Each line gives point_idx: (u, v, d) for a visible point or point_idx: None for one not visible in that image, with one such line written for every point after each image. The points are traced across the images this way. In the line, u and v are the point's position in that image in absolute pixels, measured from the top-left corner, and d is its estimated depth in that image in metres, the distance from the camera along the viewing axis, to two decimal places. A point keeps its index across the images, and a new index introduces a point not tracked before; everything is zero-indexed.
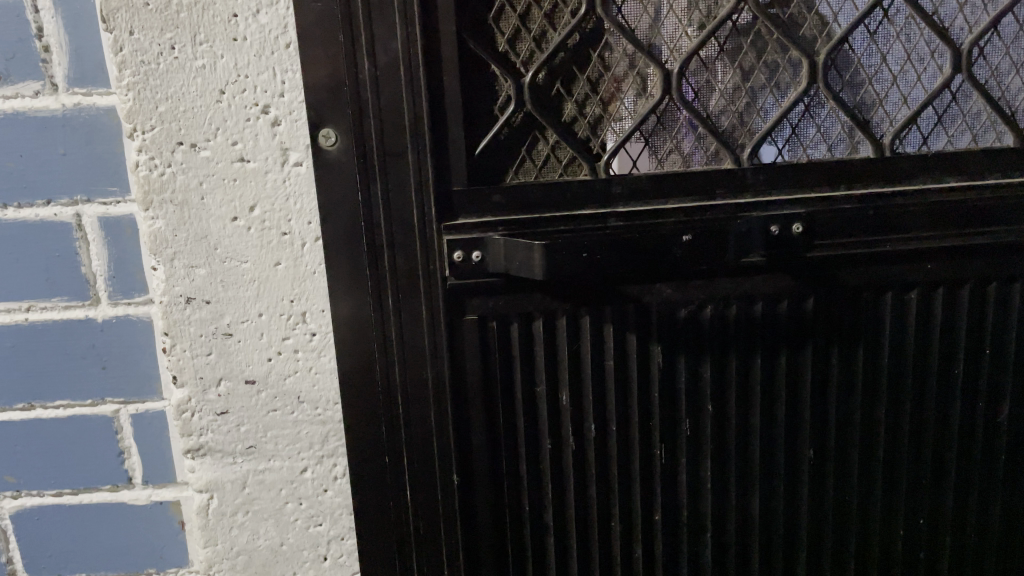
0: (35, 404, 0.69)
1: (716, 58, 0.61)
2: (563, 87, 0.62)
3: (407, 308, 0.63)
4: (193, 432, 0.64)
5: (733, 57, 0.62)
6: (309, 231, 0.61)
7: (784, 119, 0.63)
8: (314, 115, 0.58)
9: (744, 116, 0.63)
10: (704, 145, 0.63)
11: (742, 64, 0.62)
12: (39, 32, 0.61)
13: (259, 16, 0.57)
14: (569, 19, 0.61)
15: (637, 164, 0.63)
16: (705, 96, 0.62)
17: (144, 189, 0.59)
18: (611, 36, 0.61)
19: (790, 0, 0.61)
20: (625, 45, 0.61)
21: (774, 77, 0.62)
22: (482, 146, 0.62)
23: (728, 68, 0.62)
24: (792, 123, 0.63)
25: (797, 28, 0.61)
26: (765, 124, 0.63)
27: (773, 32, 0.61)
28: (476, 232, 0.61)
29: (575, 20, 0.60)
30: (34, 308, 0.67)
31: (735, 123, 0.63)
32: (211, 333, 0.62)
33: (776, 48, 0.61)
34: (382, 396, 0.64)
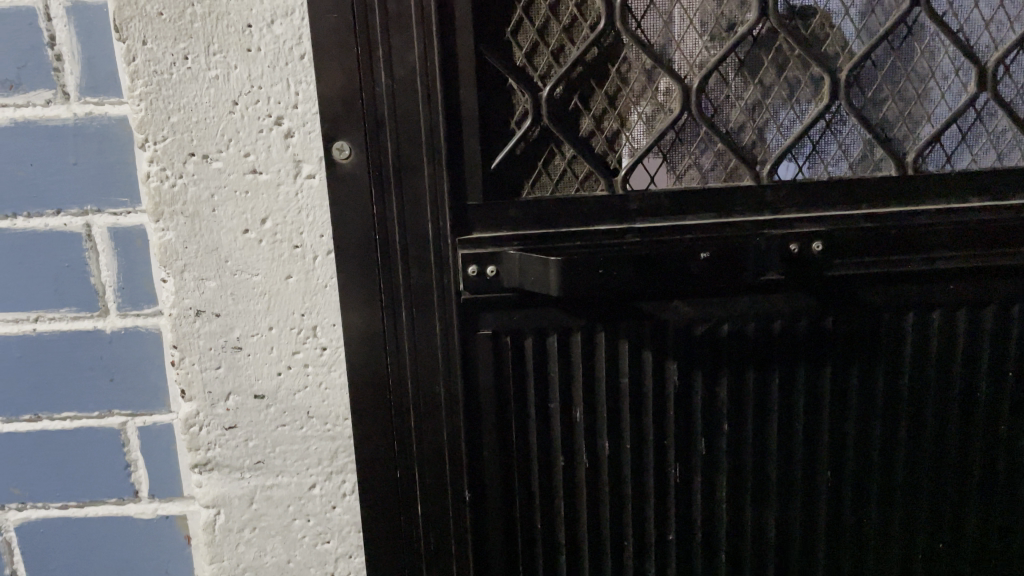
0: (41, 415, 0.68)
1: (736, 74, 0.61)
2: (581, 101, 0.61)
3: (420, 323, 0.62)
4: (200, 446, 0.63)
5: (753, 73, 0.61)
6: (320, 245, 0.60)
7: (805, 135, 0.62)
8: (328, 128, 0.58)
9: (764, 132, 0.62)
10: (723, 161, 0.62)
11: (762, 80, 0.61)
12: (51, 41, 0.61)
13: (273, 27, 0.56)
14: (588, 33, 0.60)
15: (654, 179, 0.62)
16: (724, 112, 0.61)
17: (155, 200, 0.59)
18: (630, 50, 0.60)
19: (813, 16, 0.60)
20: (644, 60, 0.60)
21: (794, 93, 0.61)
22: (497, 161, 0.61)
23: (748, 85, 0.61)
24: (813, 140, 0.62)
25: (819, 44, 0.60)
26: (785, 141, 0.62)
27: (794, 49, 0.60)
28: (491, 247, 0.60)
29: (593, 34, 0.60)
30: (42, 318, 0.66)
31: (756, 140, 0.62)
32: (220, 347, 0.62)
33: (797, 64, 0.61)
34: (393, 411, 0.63)
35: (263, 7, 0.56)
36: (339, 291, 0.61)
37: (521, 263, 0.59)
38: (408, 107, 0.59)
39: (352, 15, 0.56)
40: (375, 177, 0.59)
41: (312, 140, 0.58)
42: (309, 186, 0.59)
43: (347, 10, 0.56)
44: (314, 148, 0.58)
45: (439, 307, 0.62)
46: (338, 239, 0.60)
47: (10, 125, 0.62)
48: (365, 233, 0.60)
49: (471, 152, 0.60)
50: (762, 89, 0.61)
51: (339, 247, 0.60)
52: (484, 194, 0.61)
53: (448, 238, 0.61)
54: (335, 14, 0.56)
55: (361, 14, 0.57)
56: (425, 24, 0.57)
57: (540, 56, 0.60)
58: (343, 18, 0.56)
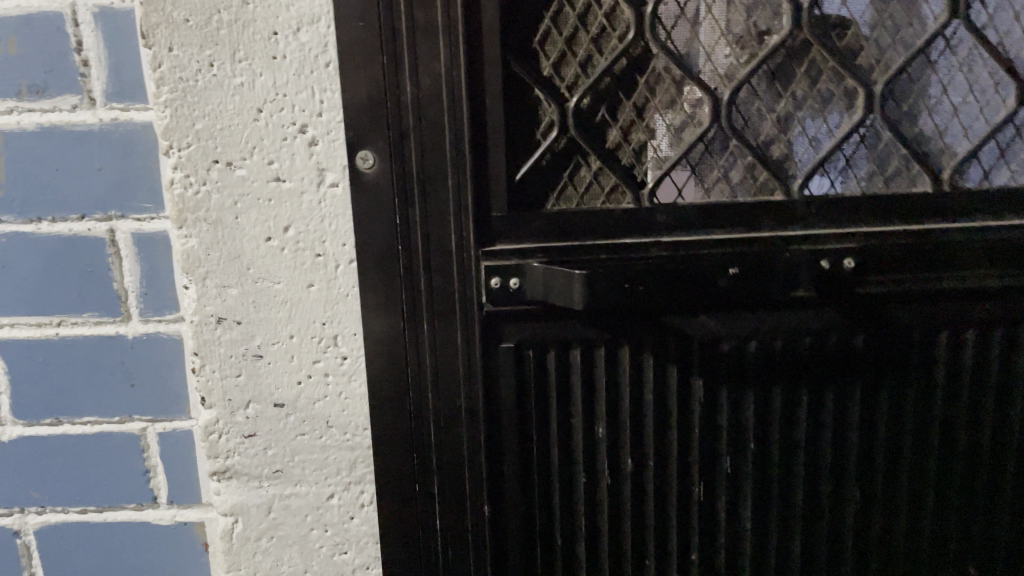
0: (62, 420, 0.68)
1: (768, 86, 0.60)
2: (608, 113, 0.60)
3: (441, 335, 0.61)
4: (219, 454, 0.63)
5: (785, 85, 0.60)
6: (343, 253, 0.60)
7: (838, 149, 0.61)
8: (353, 136, 0.57)
9: (795, 145, 0.61)
10: (754, 175, 0.61)
11: (795, 92, 0.60)
12: (78, 46, 0.61)
13: (299, 34, 0.56)
14: (616, 44, 0.59)
15: (682, 192, 0.61)
16: (755, 125, 0.60)
17: (178, 207, 0.58)
18: (659, 61, 0.59)
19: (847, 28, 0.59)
20: (674, 71, 0.59)
21: (827, 107, 0.60)
22: (522, 172, 0.60)
23: (780, 97, 0.60)
24: (847, 154, 0.61)
25: (852, 57, 0.59)
26: (817, 155, 0.61)
27: (827, 61, 0.59)
28: (514, 259, 0.60)
29: (621, 45, 0.59)
30: (64, 323, 0.66)
31: (786, 154, 0.61)
32: (240, 354, 0.61)
33: (830, 76, 0.60)
34: (413, 423, 0.62)
35: (289, 15, 0.56)
36: (361, 301, 0.60)
37: (544, 276, 0.58)
38: (433, 116, 0.58)
39: (378, 23, 0.56)
40: (399, 187, 0.59)
41: (336, 149, 0.58)
42: (331, 195, 0.59)
43: (374, 18, 0.56)
44: (338, 156, 0.58)
45: (461, 319, 0.61)
46: (360, 249, 0.59)
47: (36, 130, 0.62)
48: (388, 243, 0.59)
49: (495, 163, 0.59)
50: (795, 101, 0.60)
51: (361, 256, 0.59)
52: (509, 206, 0.60)
53: (472, 250, 0.60)
54: (362, 22, 0.56)
55: (387, 23, 0.56)
56: (452, 33, 0.57)
57: (567, 67, 0.60)
58: (370, 26, 0.56)
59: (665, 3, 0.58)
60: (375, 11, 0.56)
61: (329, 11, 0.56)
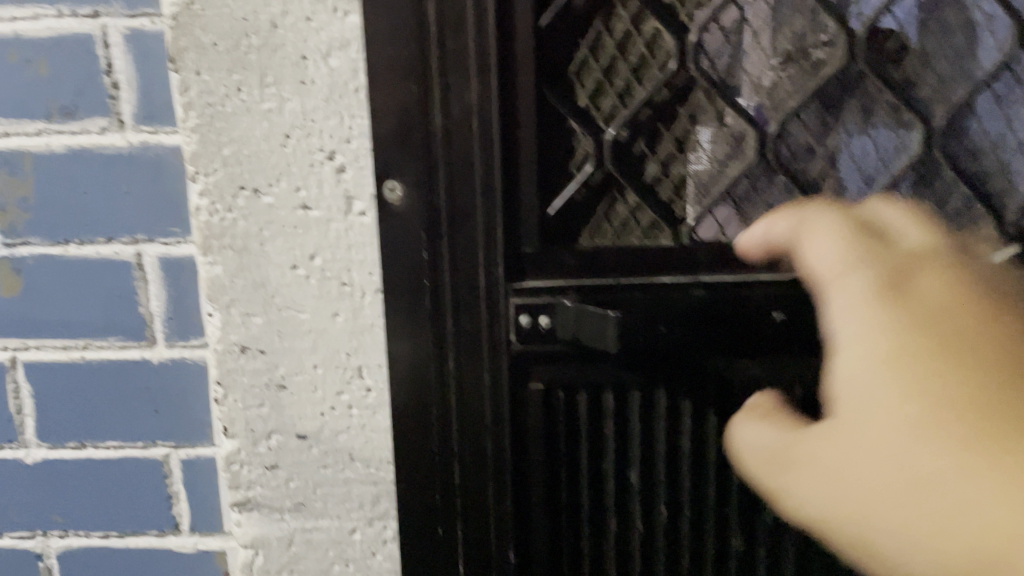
0: (86, 444, 0.68)
1: (819, 120, 0.58)
2: (648, 145, 0.59)
3: (469, 371, 0.59)
4: (241, 485, 0.62)
5: (838, 119, 0.58)
6: (370, 283, 0.58)
7: (893, 188, 0.58)
8: (381, 165, 0.56)
9: (847, 183, 0.58)
10: None
11: (848, 127, 0.58)
12: (108, 69, 0.60)
13: (329, 59, 0.55)
14: (656, 73, 0.58)
15: (724, 229, 0.59)
16: (804, 160, 0.59)
17: (204, 234, 0.58)
18: (703, 92, 0.58)
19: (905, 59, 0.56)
20: (716, 104, 0.58)
21: (883, 142, 0.57)
22: (556, 206, 0.58)
23: (832, 132, 0.58)
24: (904, 193, 0.58)
25: (912, 89, 0.56)
26: (868, 192, 0.58)
27: (881, 92, 0.57)
28: (545, 296, 0.57)
29: (662, 75, 0.57)
30: (91, 346, 0.66)
31: (836, 190, 0.58)
32: (264, 385, 0.60)
33: (885, 109, 0.57)
34: (437, 462, 0.60)
35: (319, 39, 0.54)
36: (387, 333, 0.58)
37: (577, 315, 0.56)
38: (464, 147, 0.56)
39: (409, 48, 0.54)
40: (427, 219, 0.57)
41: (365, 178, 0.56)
42: (359, 224, 0.57)
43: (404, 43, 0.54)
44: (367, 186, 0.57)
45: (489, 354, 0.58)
46: (386, 281, 0.57)
47: (66, 152, 0.62)
48: (414, 276, 0.57)
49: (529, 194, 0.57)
50: (845, 135, 0.58)
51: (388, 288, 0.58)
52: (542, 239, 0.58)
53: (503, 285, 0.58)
54: (391, 48, 0.54)
55: (417, 48, 0.54)
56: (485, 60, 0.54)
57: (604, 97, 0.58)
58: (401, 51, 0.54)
59: (709, 32, 0.56)
60: (406, 36, 0.54)
61: (359, 36, 0.54)
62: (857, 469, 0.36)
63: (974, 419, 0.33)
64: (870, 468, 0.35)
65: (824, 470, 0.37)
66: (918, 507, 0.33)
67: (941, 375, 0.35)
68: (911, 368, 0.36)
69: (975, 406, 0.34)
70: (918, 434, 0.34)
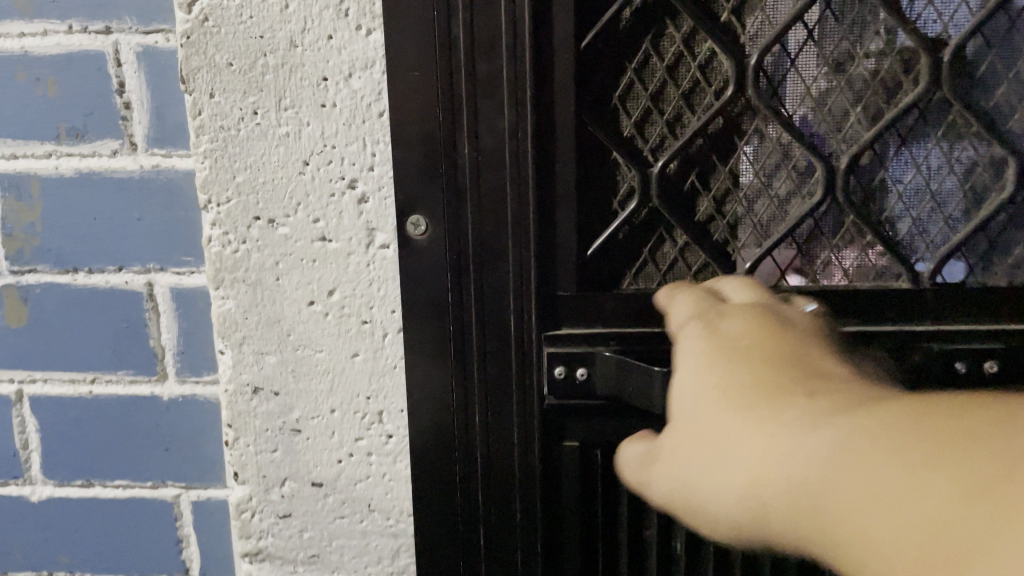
0: (93, 481, 0.64)
1: (896, 154, 0.52)
2: (700, 180, 0.54)
3: (496, 419, 0.54)
4: (251, 535, 0.58)
5: (917, 153, 0.52)
6: (391, 321, 0.54)
7: (980, 230, 0.53)
8: (404, 197, 0.51)
9: (927, 225, 0.53)
10: (874, 257, 0.54)
11: (928, 162, 0.52)
12: (121, 88, 0.57)
13: (351, 80, 0.50)
14: (711, 100, 0.52)
15: (785, 275, 0.54)
16: (878, 199, 0.53)
17: (215, 266, 0.53)
18: (763, 122, 0.52)
19: (995, 85, 0.50)
20: (778, 134, 0.52)
21: (969, 179, 0.52)
22: (595, 246, 0.54)
23: (910, 168, 0.53)
24: (988, 235, 0.53)
25: (1003, 119, 0.51)
26: (953, 237, 0.53)
27: (966, 123, 0.51)
28: (582, 347, 0.53)
29: (717, 102, 0.52)
30: (98, 380, 0.62)
31: (909, 236, 0.53)
32: (277, 428, 0.56)
33: (966, 144, 0.52)
34: (461, 517, 0.56)
35: (341, 59, 0.50)
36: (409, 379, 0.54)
37: (617, 368, 0.51)
38: (494, 178, 0.51)
39: (436, 71, 0.50)
40: (454, 258, 0.52)
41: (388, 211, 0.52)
42: (381, 261, 0.53)
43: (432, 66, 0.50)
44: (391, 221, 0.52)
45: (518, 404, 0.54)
46: (409, 322, 0.53)
47: (75, 176, 0.58)
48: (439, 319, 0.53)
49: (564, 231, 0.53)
50: (924, 174, 0.53)
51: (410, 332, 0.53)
52: (578, 282, 0.54)
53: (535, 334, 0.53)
54: (416, 70, 0.50)
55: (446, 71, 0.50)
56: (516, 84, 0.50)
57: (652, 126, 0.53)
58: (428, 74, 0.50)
59: (771, 54, 0.51)
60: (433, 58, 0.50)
61: (384, 55, 0.50)
62: (675, 444, 0.34)
63: (761, 382, 0.32)
64: (688, 446, 0.33)
65: (663, 454, 0.35)
66: (694, 452, 0.32)
67: (735, 370, 0.34)
68: (723, 367, 0.34)
69: (759, 386, 0.32)
70: (714, 411, 0.32)
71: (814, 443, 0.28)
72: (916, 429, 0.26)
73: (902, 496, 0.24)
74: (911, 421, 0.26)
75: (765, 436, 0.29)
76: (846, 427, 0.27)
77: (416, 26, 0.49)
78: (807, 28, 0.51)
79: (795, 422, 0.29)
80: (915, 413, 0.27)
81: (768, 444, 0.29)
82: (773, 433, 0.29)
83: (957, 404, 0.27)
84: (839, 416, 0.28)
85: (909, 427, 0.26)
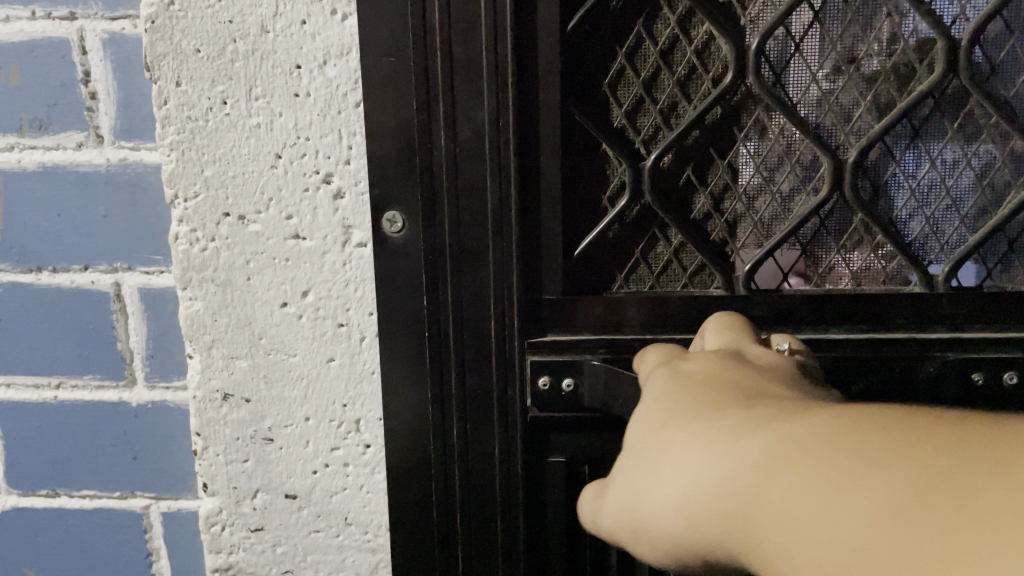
0: (59, 491, 0.61)
1: (907, 148, 0.50)
2: (696, 175, 0.51)
3: (479, 424, 0.52)
4: (222, 549, 0.55)
5: (931, 146, 0.49)
6: (369, 324, 0.51)
7: (998, 230, 0.50)
8: (381, 193, 0.49)
9: (941, 224, 0.50)
10: (883, 258, 0.51)
11: (942, 156, 0.50)
12: (86, 77, 0.54)
13: (326, 68, 0.48)
14: (708, 88, 0.49)
15: (787, 277, 0.52)
16: (889, 196, 0.50)
17: (182, 265, 0.50)
18: (765, 112, 0.50)
19: (1016, 74, 0.47)
20: (783, 122, 0.50)
21: (986, 175, 0.49)
22: (583, 246, 0.52)
23: (924, 162, 0.50)
24: (1006, 234, 0.50)
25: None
26: (969, 237, 0.50)
27: (984, 114, 0.48)
28: (567, 355, 0.51)
29: (716, 90, 0.49)
30: (64, 385, 0.59)
31: (917, 235, 0.51)
32: (249, 438, 0.53)
33: (983, 137, 0.49)
34: (443, 528, 0.53)
35: (315, 45, 0.47)
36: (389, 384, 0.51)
37: (604, 379, 0.50)
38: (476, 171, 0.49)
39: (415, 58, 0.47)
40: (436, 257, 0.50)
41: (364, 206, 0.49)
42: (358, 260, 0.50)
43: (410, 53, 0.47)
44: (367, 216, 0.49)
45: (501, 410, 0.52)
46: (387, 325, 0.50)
47: (38, 169, 0.55)
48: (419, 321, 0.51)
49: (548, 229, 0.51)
50: (933, 169, 0.50)
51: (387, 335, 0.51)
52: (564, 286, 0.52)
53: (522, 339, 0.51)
54: (393, 57, 0.47)
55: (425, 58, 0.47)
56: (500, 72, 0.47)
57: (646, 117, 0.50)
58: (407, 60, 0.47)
59: (773, 39, 0.48)
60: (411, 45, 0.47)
61: (360, 41, 0.47)
62: (623, 465, 0.32)
63: (710, 401, 0.30)
64: (635, 469, 0.30)
65: (613, 484, 0.32)
66: (637, 467, 0.30)
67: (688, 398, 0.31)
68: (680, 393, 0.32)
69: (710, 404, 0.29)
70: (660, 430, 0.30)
71: (741, 452, 0.25)
72: (850, 437, 0.23)
73: (824, 517, 0.21)
74: (844, 431, 0.23)
75: (697, 445, 0.27)
76: (779, 439, 0.25)
77: (394, 10, 0.46)
78: (813, 10, 0.48)
79: (737, 433, 0.26)
80: (854, 426, 0.23)
81: (702, 458, 0.27)
82: (705, 445, 0.27)
83: (903, 414, 0.23)
84: (770, 423, 0.26)
85: (834, 438, 0.23)
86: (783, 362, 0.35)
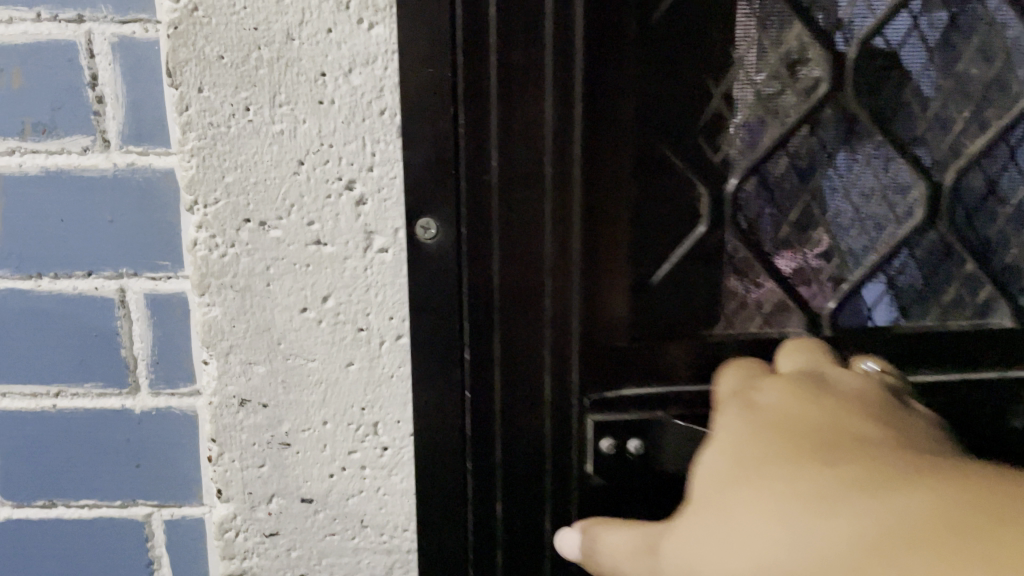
0: (56, 502, 0.60)
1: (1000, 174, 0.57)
2: (782, 200, 0.56)
3: (524, 445, 0.54)
4: (236, 555, 0.55)
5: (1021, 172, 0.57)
6: (390, 328, 0.52)
7: None
8: (407, 198, 0.50)
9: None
10: (969, 281, 0.58)
11: None
12: (93, 80, 0.53)
13: (351, 76, 0.48)
14: (797, 98, 0.54)
15: (874, 312, 0.58)
16: (981, 222, 0.57)
17: (199, 271, 0.50)
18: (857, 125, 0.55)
19: None
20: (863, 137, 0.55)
21: None
22: (659, 273, 0.55)
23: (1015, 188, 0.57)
24: None
25: None
26: None
27: None
28: (636, 415, 0.54)
29: (809, 100, 0.54)
30: (63, 394, 0.58)
31: (981, 236, 0.58)
32: (265, 443, 0.53)
33: None
34: (464, 526, 0.55)
35: (341, 53, 0.48)
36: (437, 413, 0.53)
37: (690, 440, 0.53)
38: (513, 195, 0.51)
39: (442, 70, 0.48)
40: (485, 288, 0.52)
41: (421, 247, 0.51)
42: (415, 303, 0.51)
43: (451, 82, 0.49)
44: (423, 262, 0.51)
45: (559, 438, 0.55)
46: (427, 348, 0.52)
47: (41, 174, 0.54)
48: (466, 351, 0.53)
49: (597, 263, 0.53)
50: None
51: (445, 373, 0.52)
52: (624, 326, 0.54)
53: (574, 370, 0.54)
54: (431, 68, 0.48)
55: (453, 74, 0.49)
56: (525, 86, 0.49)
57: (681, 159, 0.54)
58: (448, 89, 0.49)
59: (874, 43, 0.53)
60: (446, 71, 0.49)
61: (389, 51, 0.48)
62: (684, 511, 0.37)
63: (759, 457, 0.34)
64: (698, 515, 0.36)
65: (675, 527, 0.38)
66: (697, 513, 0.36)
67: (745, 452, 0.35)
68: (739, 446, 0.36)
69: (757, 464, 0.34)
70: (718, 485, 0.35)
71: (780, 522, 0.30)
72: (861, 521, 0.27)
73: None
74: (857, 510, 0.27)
75: (790, 479, 0.31)
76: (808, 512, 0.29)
77: (423, 21, 0.47)
78: (913, 16, 0.53)
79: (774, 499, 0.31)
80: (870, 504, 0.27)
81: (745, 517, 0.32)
82: (750, 503, 0.32)
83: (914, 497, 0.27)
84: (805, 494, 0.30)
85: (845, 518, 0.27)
86: (867, 391, 0.40)
